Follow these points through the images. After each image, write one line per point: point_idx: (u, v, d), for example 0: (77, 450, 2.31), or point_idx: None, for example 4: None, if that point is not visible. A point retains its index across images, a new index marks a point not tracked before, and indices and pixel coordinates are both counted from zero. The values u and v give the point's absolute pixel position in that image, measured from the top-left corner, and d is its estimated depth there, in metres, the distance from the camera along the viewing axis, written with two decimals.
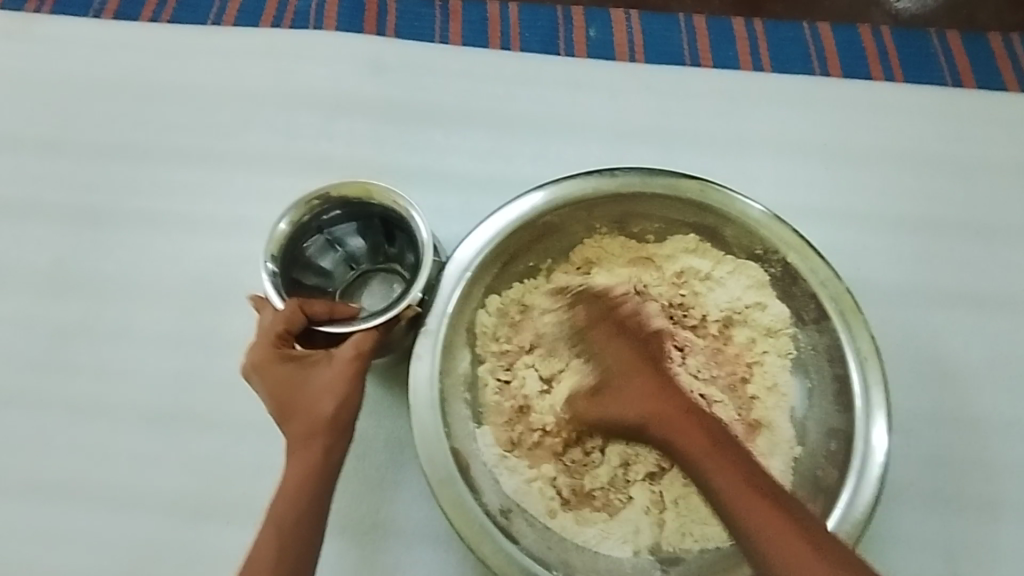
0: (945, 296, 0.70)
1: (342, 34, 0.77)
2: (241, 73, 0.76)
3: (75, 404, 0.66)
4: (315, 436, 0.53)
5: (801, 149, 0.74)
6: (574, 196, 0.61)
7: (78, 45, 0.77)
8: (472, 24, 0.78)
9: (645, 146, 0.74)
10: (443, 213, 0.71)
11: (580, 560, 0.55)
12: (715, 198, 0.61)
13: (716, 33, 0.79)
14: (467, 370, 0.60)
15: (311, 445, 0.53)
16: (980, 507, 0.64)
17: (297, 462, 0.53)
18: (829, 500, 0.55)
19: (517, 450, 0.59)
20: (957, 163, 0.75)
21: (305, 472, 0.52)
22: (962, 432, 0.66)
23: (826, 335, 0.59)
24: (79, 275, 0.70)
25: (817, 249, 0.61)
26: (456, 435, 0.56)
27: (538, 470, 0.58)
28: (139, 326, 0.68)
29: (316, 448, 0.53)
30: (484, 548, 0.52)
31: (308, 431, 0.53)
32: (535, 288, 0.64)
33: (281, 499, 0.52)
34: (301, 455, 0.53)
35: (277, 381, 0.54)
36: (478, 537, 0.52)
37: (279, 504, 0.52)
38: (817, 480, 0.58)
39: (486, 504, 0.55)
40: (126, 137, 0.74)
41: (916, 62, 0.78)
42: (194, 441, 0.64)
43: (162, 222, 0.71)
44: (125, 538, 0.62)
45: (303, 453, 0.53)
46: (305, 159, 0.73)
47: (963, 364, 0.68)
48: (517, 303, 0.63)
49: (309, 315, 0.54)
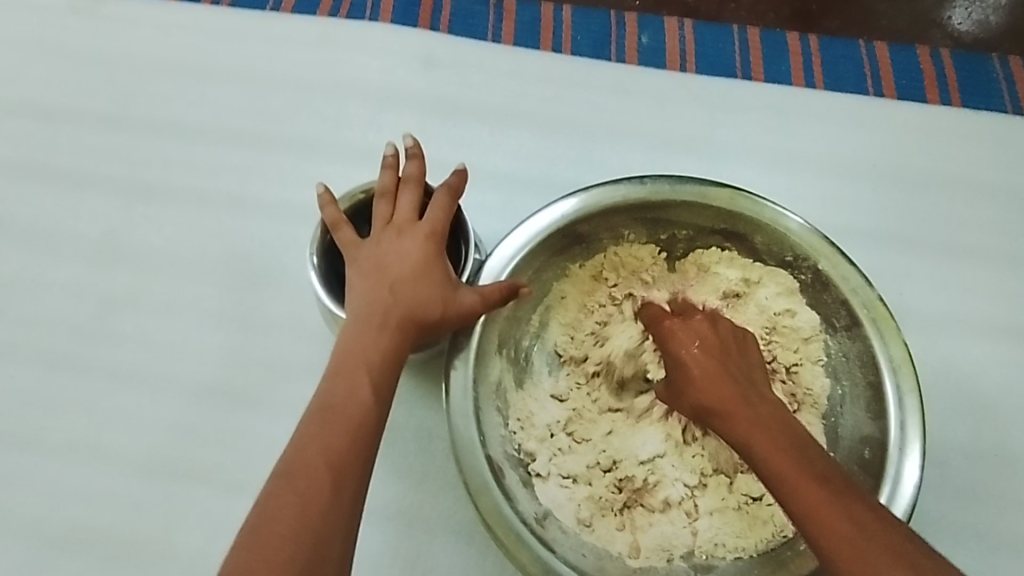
0: (990, 327, 0.69)
1: (397, 27, 0.78)
2: (296, 60, 0.78)
3: (120, 370, 0.68)
4: (364, 416, 0.50)
5: (848, 169, 0.73)
6: (603, 204, 0.60)
7: (142, 26, 0.80)
8: (525, 25, 0.79)
9: (690, 156, 0.74)
10: (484, 210, 0.72)
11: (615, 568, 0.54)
12: (744, 206, 0.61)
13: (769, 46, 0.79)
14: (498, 379, 0.59)
15: (361, 424, 0.49)
16: (1014, 547, 0.62)
17: (340, 436, 0.48)
18: None
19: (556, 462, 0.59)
20: (1013, 193, 0.73)
21: (350, 448, 0.48)
22: (999, 466, 0.65)
23: (858, 343, 0.58)
24: (131, 247, 0.73)
25: (847, 255, 0.60)
26: (489, 443, 0.56)
27: (577, 486, 0.58)
28: (184, 300, 0.70)
29: (365, 429, 0.49)
30: (523, 556, 0.51)
31: (359, 405, 0.50)
32: (561, 301, 0.64)
33: (309, 472, 0.47)
34: (345, 426, 0.49)
35: (370, 263, 0.56)
36: (516, 546, 0.51)
37: (304, 477, 0.46)
38: None
39: (523, 513, 0.54)
40: (181, 116, 0.77)
41: (974, 86, 0.77)
42: (230, 415, 0.66)
43: (212, 200, 0.74)
44: (159, 505, 0.64)
45: (347, 429, 0.49)
46: (352, 149, 0.75)
47: (1003, 399, 0.67)
48: (544, 318, 0.63)
49: (411, 214, 0.58)
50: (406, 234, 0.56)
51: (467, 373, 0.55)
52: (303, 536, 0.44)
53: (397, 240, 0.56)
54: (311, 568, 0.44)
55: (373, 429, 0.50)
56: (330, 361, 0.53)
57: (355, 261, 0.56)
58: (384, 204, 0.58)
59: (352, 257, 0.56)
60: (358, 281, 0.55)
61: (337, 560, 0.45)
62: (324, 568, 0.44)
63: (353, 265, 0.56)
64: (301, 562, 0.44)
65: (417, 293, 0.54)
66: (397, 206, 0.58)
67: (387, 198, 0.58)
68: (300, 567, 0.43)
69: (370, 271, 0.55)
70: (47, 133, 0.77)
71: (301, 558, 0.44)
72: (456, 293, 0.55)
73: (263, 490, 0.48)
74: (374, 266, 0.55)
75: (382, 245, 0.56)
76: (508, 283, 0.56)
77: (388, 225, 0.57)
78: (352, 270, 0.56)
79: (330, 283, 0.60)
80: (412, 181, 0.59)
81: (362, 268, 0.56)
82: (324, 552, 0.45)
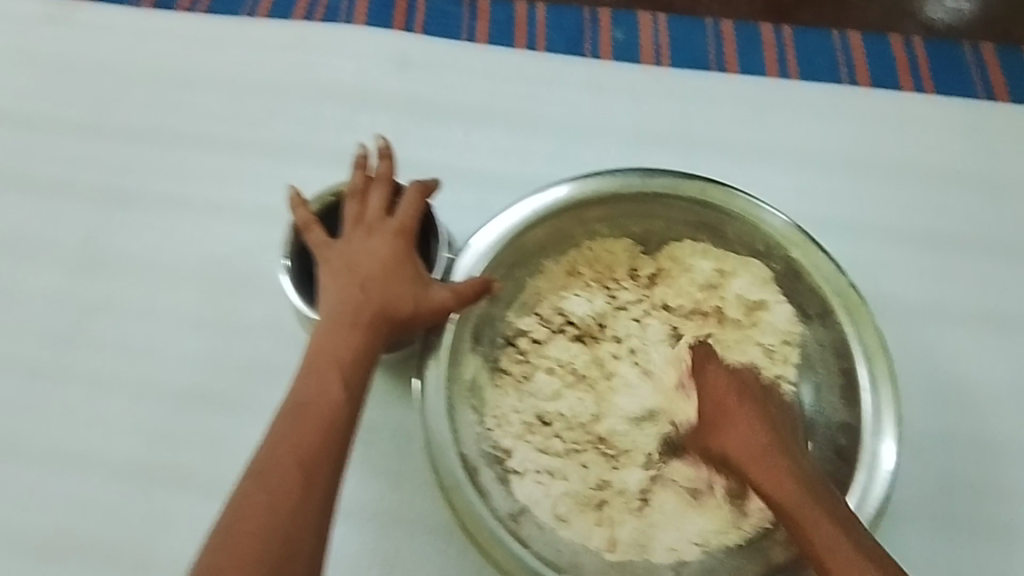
0: (967, 313, 0.69)
1: (371, 29, 0.78)
2: (271, 65, 0.78)
3: (98, 377, 0.68)
4: (335, 413, 0.50)
5: (824, 159, 0.73)
6: (574, 201, 0.62)
7: (118, 34, 0.80)
8: (500, 23, 0.79)
9: (665, 150, 0.74)
10: (459, 209, 0.72)
11: (593, 565, 0.55)
12: (714, 196, 0.62)
13: (744, 39, 0.79)
14: (472, 378, 0.59)
15: (334, 422, 0.49)
16: (992, 531, 0.62)
17: (310, 434, 0.48)
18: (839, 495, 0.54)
19: (537, 460, 0.58)
20: (988, 180, 0.73)
21: (320, 446, 0.48)
22: (977, 451, 0.64)
23: (831, 329, 0.59)
24: (108, 254, 0.72)
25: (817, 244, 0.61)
26: (463, 441, 0.56)
27: (555, 482, 0.57)
28: (163, 306, 0.70)
29: (336, 427, 0.49)
30: (498, 555, 0.51)
31: (330, 402, 0.50)
32: (538, 299, 0.63)
33: (278, 471, 0.46)
34: (316, 424, 0.49)
35: (342, 262, 0.55)
36: (491, 544, 0.51)
37: (273, 476, 0.46)
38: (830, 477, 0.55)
39: (496, 510, 0.55)
40: (157, 122, 0.77)
41: (946, 73, 0.77)
42: (209, 418, 0.66)
43: (188, 205, 0.73)
44: (139, 511, 0.64)
45: (318, 428, 0.49)
46: (328, 152, 0.74)
47: (980, 384, 0.67)
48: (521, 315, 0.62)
49: (382, 211, 0.57)
50: (378, 232, 0.56)
51: (439, 372, 0.56)
52: (271, 538, 0.44)
53: (367, 239, 0.56)
54: (281, 567, 0.43)
55: (345, 427, 0.50)
56: (301, 361, 0.53)
57: (326, 261, 0.56)
58: (353, 202, 0.58)
59: (323, 257, 0.56)
60: (329, 280, 0.55)
61: (307, 559, 0.45)
62: (293, 567, 0.44)
63: (324, 265, 0.56)
64: (270, 560, 0.43)
65: (390, 290, 0.54)
66: (368, 205, 0.58)
67: (358, 197, 0.58)
68: (268, 567, 0.43)
69: (340, 271, 0.55)
70: (22, 142, 0.77)
71: (270, 557, 0.43)
72: (428, 290, 0.55)
73: (235, 491, 0.47)
74: (345, 265, 0.55)
75: (351, 244, 0.56)
76: (482, 279, 0.56)
77: (360, 223, 0.57)
78: (323, 270, 0.56)
79: (301, 287, 0.60)
80: (382, 180, 0.59)
81: (333, 267, 0.55)
82: (293, 553, 0.44)
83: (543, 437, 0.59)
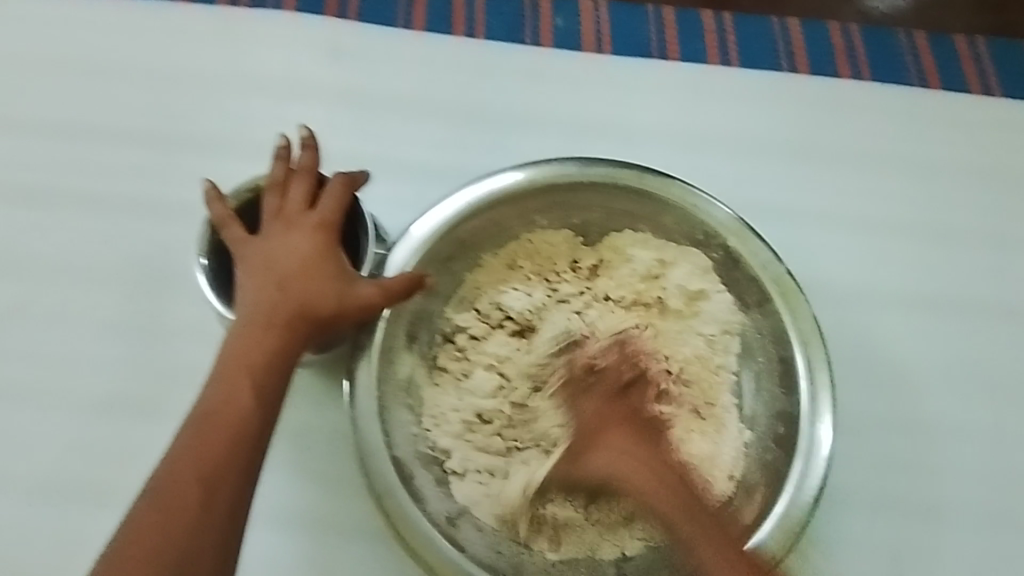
0: (900, 297, 0.70)
1: (301, 15, 0.75)
2: (194, 53, 0.74)
3: (7, 387, 0.64)
4: (244, 421, 0.47)
5: (762, 146, 0.73)
6: (506, 192, 0.59)
7: (25, 20, 0.75)
8: (436, 10, 0.77)
9: (605, 139, 0.73)
10: (395, 203, 0.69)
11: (533, 567, 0.54)
12: (652, 185, 0.59)
13: (683, 26, 0.78)
14: (407, 377, 0.57)
15: (242, 432, 0.47)
16: (924, 511, 0.63)
17: (215, 445, 0.46)
18: (778, 483, 0.54)
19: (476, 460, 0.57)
20: (920, 166, 0.74)
21: (226, 457, 0.45)
22: (910, 433, 0.65)
23: (770, 318, 0.58)
24: (18, 256, 0.68)
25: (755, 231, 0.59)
26: (397, 445, 0.54)
27: (495, 482, 0.56)
28: (78, 310, 0.66)
29: (246, 436, 0.47)
30: (430, 557, 0.50)
31: (239, 410, 0.47)
32: (477, 293, 0.61)
33: (177, 486, 0.44)
34: (222, 434, 0.46)
35: (259, 258, 0.53)
36: (423, 544, 0.50)
37: (172, 491, 0.44)
38: (766, 464, 0.56)
39: (433, 513, 0.52)
40: (70, 114, 0.72)
41: (880, 60, 0.78)
42: (129, 427, 0.63)
43: (105, 203, 0.69)
44: (53, 527, 0.60)
45: (223, 439, 0.46)
46: (256, 145, 0.71)
47: (913, 368, 0.67)
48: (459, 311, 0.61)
49: (303, 204, 0.55)
50: (297, 226, 0.54)
51: (370, 372, 0.53)
52: (164, 560, 0.42)
53: (287, 234, 0.53)
54: None
55: (256, 436, 0.47)
56: (214, 366, 0.50)
57: (243, 258, 0.53)
58: (273, 195, 0.55)
59: (240, 253, 0.53)
60: (247, 278, 0.52)
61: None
62: None
63: (240, 262, 0.53)
64: None
65: (310, 288, 0.52)
66: (289, 198, 0.55)
67: (279, 189, 0.55)
68: None
69: (257, 268, 0.52)
70: None
71: None
72: (352, 287, 0.52)
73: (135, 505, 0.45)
74: (263, 261, 0.52)
75: (269, 240, 0.53)
76: (410, 274, 0.53)
77: (279, 216, 0.54)
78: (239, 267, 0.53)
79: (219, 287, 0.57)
80: (304, 172, 0.56)
81: (250, 264, 0.52)
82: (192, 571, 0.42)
83: (483, 436, 0.58)
